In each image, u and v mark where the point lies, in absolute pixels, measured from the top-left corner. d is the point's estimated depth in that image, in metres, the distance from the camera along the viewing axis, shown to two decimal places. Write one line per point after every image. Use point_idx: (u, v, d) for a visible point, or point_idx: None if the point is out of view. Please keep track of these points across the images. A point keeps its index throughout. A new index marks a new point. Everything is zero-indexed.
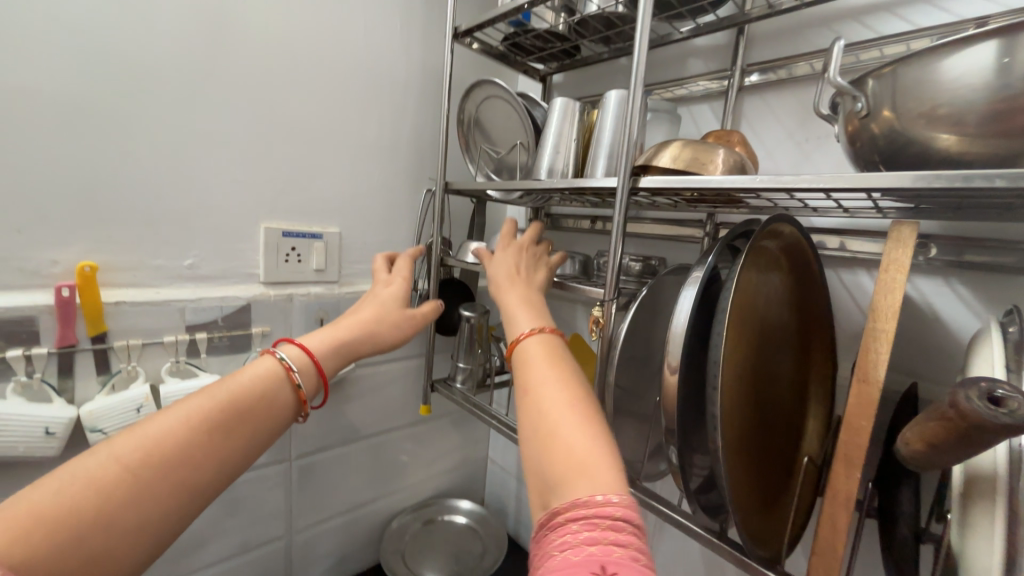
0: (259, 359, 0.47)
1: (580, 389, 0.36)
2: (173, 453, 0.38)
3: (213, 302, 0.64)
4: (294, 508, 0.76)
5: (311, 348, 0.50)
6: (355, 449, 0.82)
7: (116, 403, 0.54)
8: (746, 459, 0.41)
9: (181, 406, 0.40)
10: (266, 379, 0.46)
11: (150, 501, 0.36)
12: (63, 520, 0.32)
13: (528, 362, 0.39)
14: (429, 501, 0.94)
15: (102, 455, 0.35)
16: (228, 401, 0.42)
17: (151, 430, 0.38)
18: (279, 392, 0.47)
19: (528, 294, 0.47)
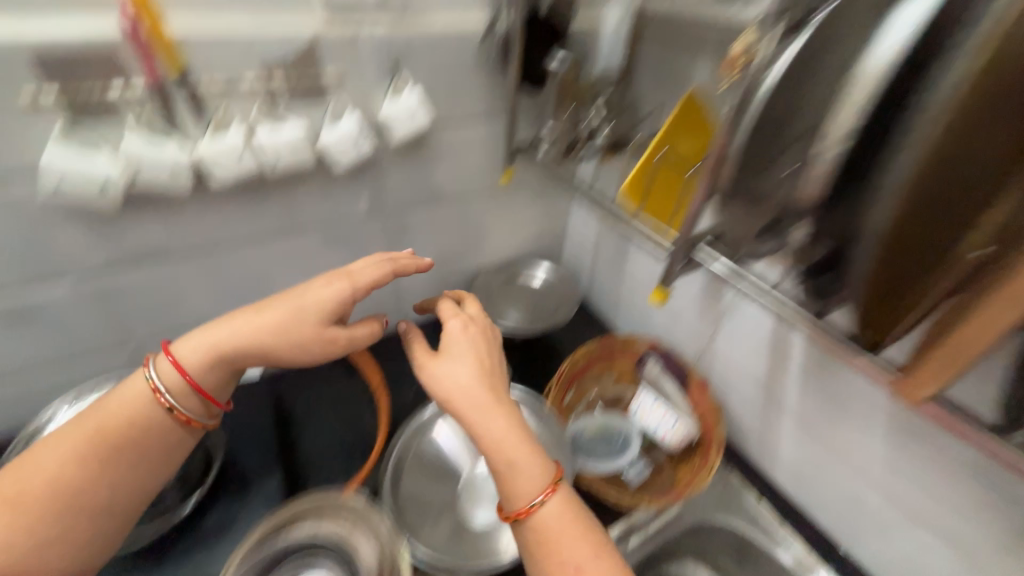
0: (134, 378, 0.53)
1: (589, 530, 0.46)
2: (131, 429, 0.51)
3: (277, 36, 0.58)
4: (394, 255, 0.86)
5: (184, 365, 0.52)
6: (442, 209, 0.86)
7: (221, 145, 0.57)
8: (905, 243, 0.34)
9: (75, 430, 0.50)
10: (131, 404, 0.51)
11: (96, 486, 0.49)
12: (83, 464, 0.48)
13: (547, 533, 0.45)
14: (512, 263, 1.03)
15: (55, 452, 0.48)
16: (100, 437, 0.50)
17: (195, 347, 0.52)
18: (156, 412, 0.52)
19: (505, 429, 0.48)
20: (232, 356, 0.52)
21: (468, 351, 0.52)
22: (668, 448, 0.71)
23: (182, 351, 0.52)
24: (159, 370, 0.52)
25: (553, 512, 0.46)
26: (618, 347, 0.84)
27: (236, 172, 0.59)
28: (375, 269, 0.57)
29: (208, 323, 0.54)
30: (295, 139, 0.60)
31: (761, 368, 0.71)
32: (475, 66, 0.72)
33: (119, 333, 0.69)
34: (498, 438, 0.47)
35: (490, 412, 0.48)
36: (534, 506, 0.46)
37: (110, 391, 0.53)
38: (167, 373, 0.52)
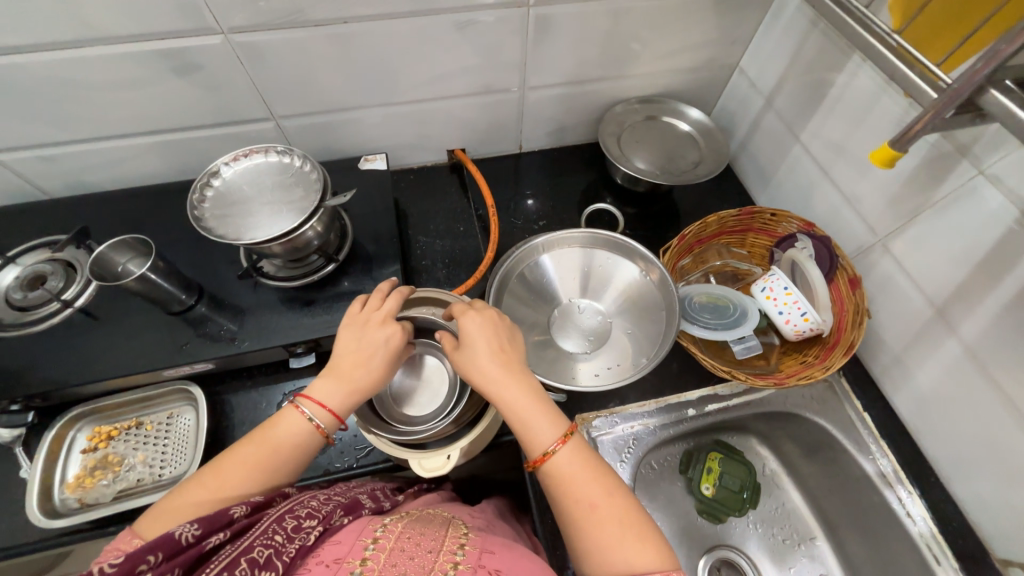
0: (290, 410, 0.47)
1: (603, 475, 0.45)
2: (295, 461, 0.46)
3: None
4: (527, 65, 0.75)
5: (331, 404, 0.47)
6: (595, 9, 0.69)
7: None
8: None
9: (243, 455, 0.44)
10: (295, 431, 0.46)
11: None
12: (262, 471, 0.44)
13: (566, 477, 0.44)
14: (658, 99, 0.87)
15: (209, 478, 0.42)
16: (277, 452, 0.45)
17: (331, 387, 0.47)
18: (305, 443, 0.46)
19: (515, 383, 0.47)
20: (366, 391, 0.48)
21: (480, 327, 0.50)
22: (785, 335, 0.66)
23: (323, 394, 0.47)
24: (316, 409, 0.46)
25: (569, 460, 0.44)
26: (762, 219, 0.72)
27: None
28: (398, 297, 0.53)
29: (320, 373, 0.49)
30: None
31: (947, 281, 0.57)
32: None
33: (263, 106, 0.71)
34: (514, 404, 0.46)
35: (501, 379, 0.47)
36: (550, 452, 0.44)
37: (260, 427, 0.46)
38: (317, 413, 0.46)
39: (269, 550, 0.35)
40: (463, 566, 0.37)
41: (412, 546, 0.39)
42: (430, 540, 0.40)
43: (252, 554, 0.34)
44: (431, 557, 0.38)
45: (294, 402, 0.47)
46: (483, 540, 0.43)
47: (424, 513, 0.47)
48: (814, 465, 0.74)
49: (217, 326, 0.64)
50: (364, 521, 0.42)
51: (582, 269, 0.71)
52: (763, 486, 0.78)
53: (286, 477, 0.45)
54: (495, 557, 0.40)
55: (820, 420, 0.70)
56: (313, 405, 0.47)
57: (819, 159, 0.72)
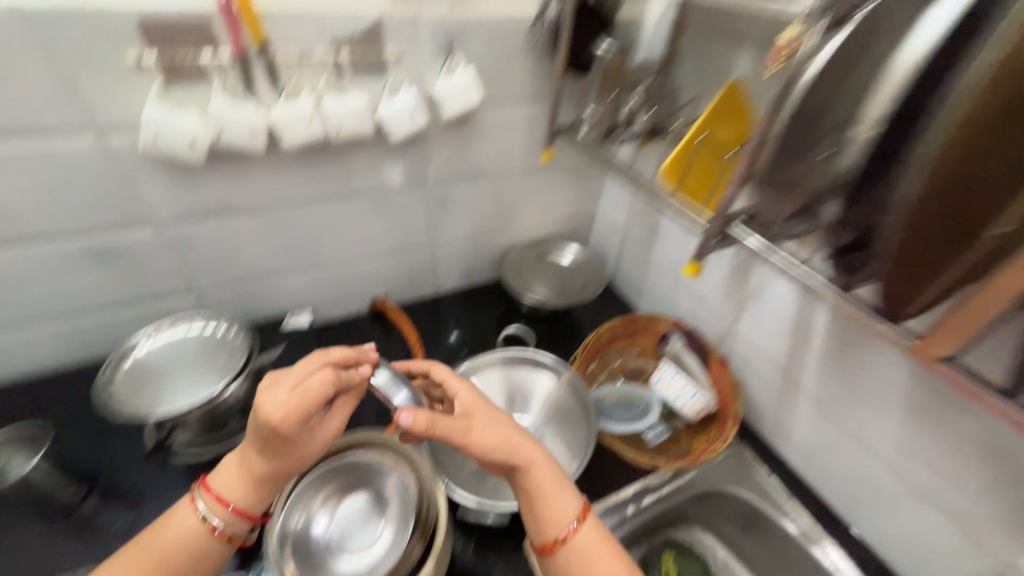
0: (184, 512, 0.48)
1: (615, 545, 0.50)
2: (200, 552, 0.47)
3: (348, 15, 0.62)
4: (433, 228, 0.91)
5: (225, 498, 0.48)
6: (480, 187, 0.90)
7: (294, 113, 0.62)
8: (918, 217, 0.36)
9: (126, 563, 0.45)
10: (184, 537, 0.47)
11: None
12: None
13: (588, 552, 0.49)
14: (543, 242, 1.07)
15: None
16: (160, 561, 0.46)
17: (224, 480, 0.49)
18: (206, 543, 0.48)
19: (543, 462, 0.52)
20: (259, 484, 0.48)
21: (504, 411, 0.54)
22: (687, 417, 0.76)
23: (224, 488, 0.48)
24: (210, 508, 0.48)
25: (590, 534, 0.50)
26: (642, 323, 0.87)
27: (304, 137, 0.65)
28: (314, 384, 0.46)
29: (222, 465, 0.50)
30: (359, 109, 0.66)
31: (779, 352, 0.75)
32: (525, 46, 0.76)
33: (184, 283, 0.76)
34: (541, 484, 0.51)
35: (531, 459, 0.51)
36: (575, 526, 0.50)
37: (152, 526, 0.48)
38: (211, 508, 0.48)
39: None
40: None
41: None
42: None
43: None
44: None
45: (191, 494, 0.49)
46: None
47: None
48: (753, 542, 0.78)
49: (110, 520, 0.57)
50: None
51: (506, 390, 0.78)
52: None
53: None
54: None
55: (741, 492, 0.77)
56: (207, 499, 0.48)
57: (669, 274, 0.93)
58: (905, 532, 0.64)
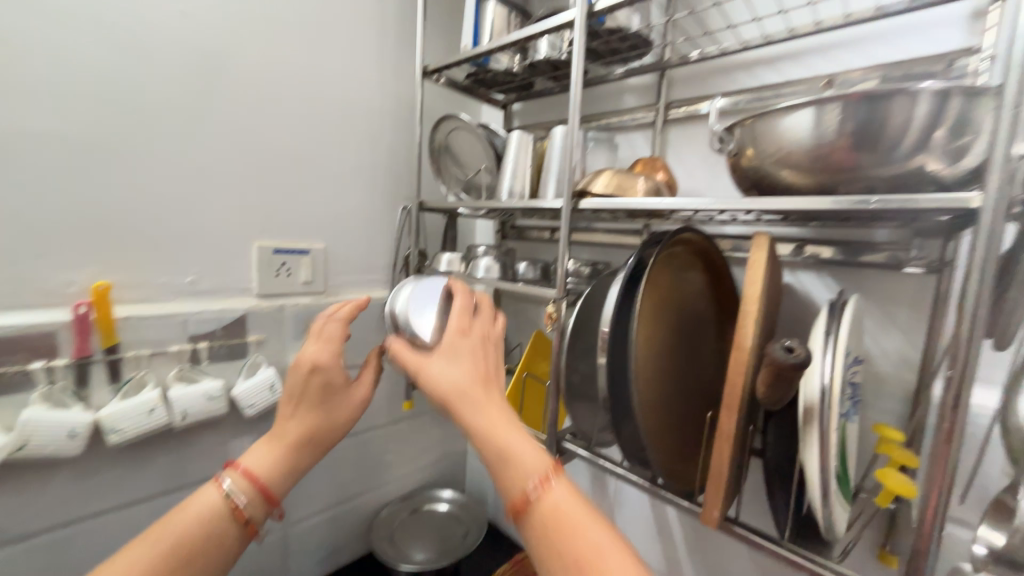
0: (206, 489, 0.48)
1: None
2: (200, 548, 0.44)
3: (212, 315, 0.71)
4: (289, 502, 0.83)
5: (256, 473, 0.50)
6: (344, 446, 0.91)
7: (131, 406, 0.60)
8: (662, 413, 0.51)
9: (153, 534, 0.43)
10: (207, 522, 0.46)
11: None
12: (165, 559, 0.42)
13: (563, 516, 0.36)
14: (415, 493, 1.04)
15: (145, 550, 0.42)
16: (172, 548, 0.43)
17: (262, 461, 0.51)
18: (226, 527, 0.47)
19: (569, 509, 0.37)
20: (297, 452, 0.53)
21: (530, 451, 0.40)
22: None
23: (249, 465, 0.50)
24: (236, 481, 0.48)
25: (561, 497, 0.37)
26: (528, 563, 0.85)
27: (141, 427, 0.61)
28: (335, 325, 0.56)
29: (266, 438, 0.53)
30: (211, 390, 0.67)
31: (653, 553, 0.78)
32: (379, 322, 0.94)
33: None
34: (557, 548, 0.35)
35: (557, 516, 0.36)
36: (531, 493, 0.37)
37: (166, 513, 0.45)
38: (238, 486, 0.48)
39: None
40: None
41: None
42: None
43: None
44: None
45: (221, 479, 0.48)
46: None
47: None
48: None
49: None
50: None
51: None
52: None
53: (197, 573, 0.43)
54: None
55: None
56: (233, 477, 0.49)
57: None
58: None
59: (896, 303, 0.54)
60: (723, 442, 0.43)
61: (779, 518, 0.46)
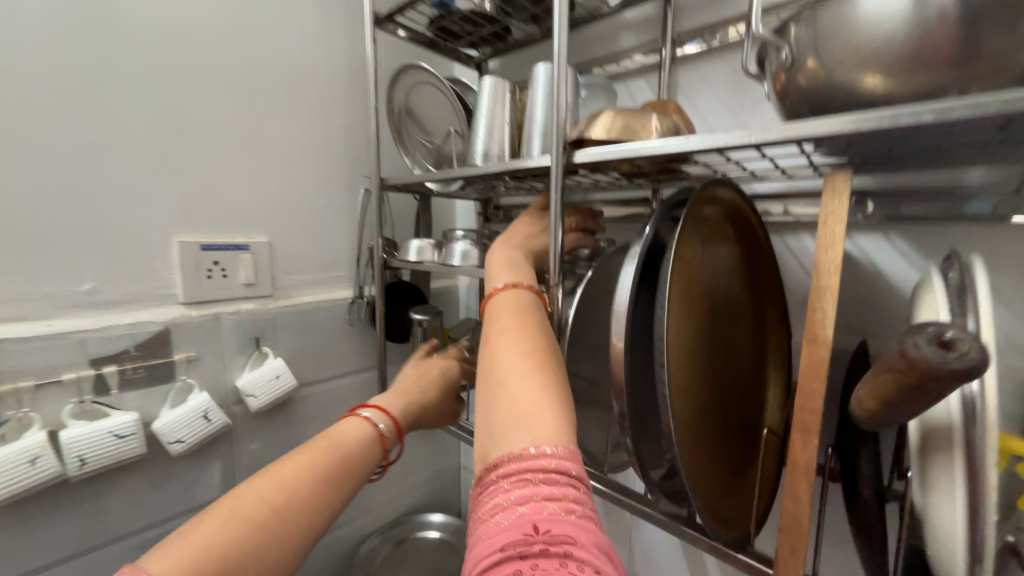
0: (346, 420, 0.50)
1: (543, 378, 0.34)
2: (353, 460, 0.46)
3: (121, 330, 0.57)
4: None
5: (390, 408, 0.52)
6: None
7: (4, 456, 0.46)
8: (699, 436, 0.37)
9: (298, 457, 0.43)
10: (360, 439, 0.48)
11: (295, 495, 0.40)
12: (321, 481, 0.43)
13: (496, 311, 0.41)
14: (400, 520, 0.91)
15: (298, 463, 0.42)
16: (334, 454, 0.45)
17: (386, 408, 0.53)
18: (373, 450, 0.49)
19: (511, 319, 0.39)
20: (418, 401, 0.55)
21: (507, 303, 0.42)
22: None
23: (384, 401, 0.53)
24: (375, 414, 0.51)
25: (508, 303, 0.41)
26: None
27: (19, 483, 0.47)
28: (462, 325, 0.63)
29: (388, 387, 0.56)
30: (122, 426, 0.54)
31: None
32: (345, 327, 0.80)
33: None
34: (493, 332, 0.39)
35: (503, 329, 0.38)
36: (493, 293, 0.44)
37: (334, 426, 0.48)
38: (378, 416, 0.51)
39: None
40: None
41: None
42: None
43: None
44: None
45: (364, 409, 0.52)
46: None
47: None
48: None
49: None
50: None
51: None
52: None
53: (353, 483, 0.45)
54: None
55: None
56: (370, 410, 0.52)
57: None
58: None
59: (997, 268, 0.41)
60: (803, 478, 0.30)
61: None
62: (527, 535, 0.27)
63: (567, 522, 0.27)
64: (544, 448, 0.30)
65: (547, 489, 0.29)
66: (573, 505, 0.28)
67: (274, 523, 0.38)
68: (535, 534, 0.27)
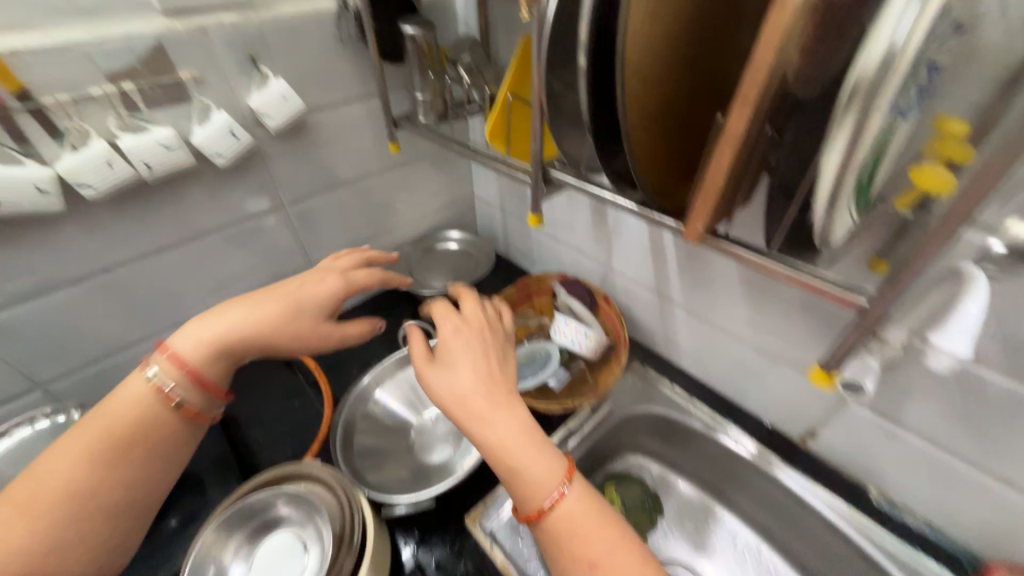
0: (133, 381, 0.58)
1: (637, 552, 0.49)
2: (130, 434, 0.56)
3: (118, 42, 0.57)
4: (306, 245, 0.90)
5: (184, 355, 0.58)
6: (343, 195, 0.90)
7: (85, 158, 0.57)
8: (655, 116, 0.42)
9: (65, 447, 0.54)
10: (136, 404, 0.57)
11: (55, 500, 0.52)
12: (94, 458, 0.54)
13: (571, 526, 0.49)
14: (426, 235, 1.10)
15: (72, 452, 0.53)
16: (105, 432, 0.55)
17: (192, 335, 0.59)
18: (157, 406, 0.58)
19: (588, 505, 0.51)
20: (240, 340, 0.60)
21: (570, 498, 0.50)
22: (586, 356, 0.83)
23: (183, 343, 0.59)
24: (156, 369, 0.58)
25: (570, 504, 0.50)
26: (533, 286, 0.94)
27: (108, 181, 0.59)
28: (333, 276, 0.67)
29: (191, 320, 0.61)
30: (164, 139, 0.61)
31: (645, 272, 0.84)
32: (336, 44, 0.75)
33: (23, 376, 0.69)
34: (572, 531, 0.49)
35: (592, 529, 0.49)
36: (546, 507, 0.50)
37: (106, 397, 0.57)
38: (165, 372, 0.58)
39: None
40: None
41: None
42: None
43: None
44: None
45: (142, 369, 0.58)
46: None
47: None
48: (670, 446, 0.89)
49: None
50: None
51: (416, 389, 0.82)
52: (659, 490, 0.91)
53: (132, 456, 0.57)
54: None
55: (651, 409, 0.86)
56: (157, 366, 0.58)
57: (546, 233, 1.00)
58: (776, 398, 0.76)
59: None
60: (624, 550, 0.49)
61: (769, 227, 0.43)
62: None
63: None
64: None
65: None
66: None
67: (64, 508, 0.52)
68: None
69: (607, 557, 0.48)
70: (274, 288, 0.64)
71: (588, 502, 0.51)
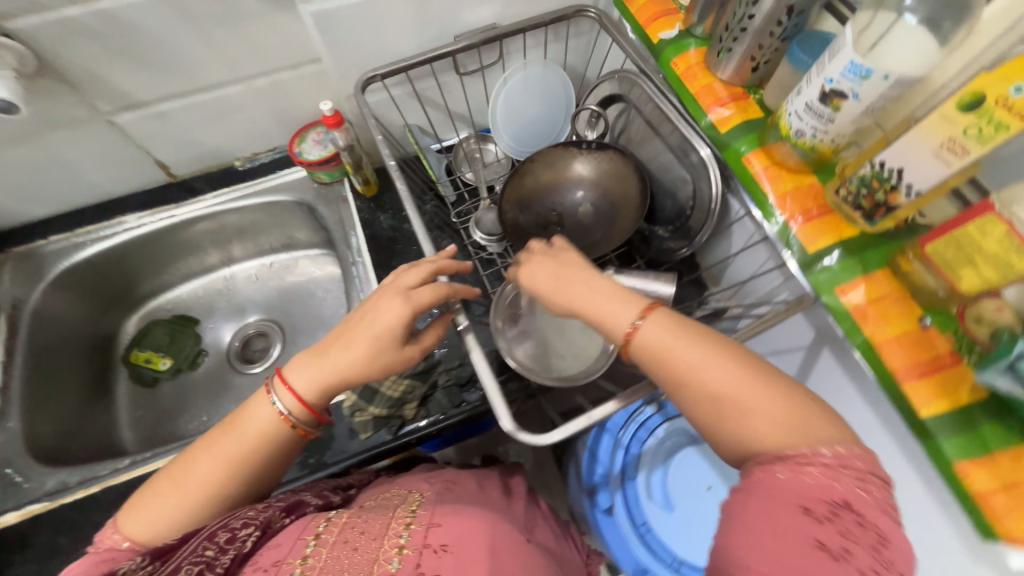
0: (257, 402, 0.49)
1: (793, 403, 0.38)
2: (229, 481, 0.47)
3: None
4: None
5: (301, 394, 0.49)
6: None
7: None
8: None
9: (174, 490, 0.46)
10: (252, 443, 0.48)
11: (186, 503, 0.46)
12: (210, 497, 0.47)
13: (662, 350, 0.42)
14: None
15: (177, 500, 0.46)
16: (210, 493, 0.47)
17: (313, 380, 0.49)
18: (279, 438, 0.49)
19: (701, 336, 0.42)
20: (334, 376, 0.49)
21: (667, 340, 0.42)
22: None
23: (296, 380, 0.49)
24: (283, 397, 0.49)
25: (652, 333, 0.43)
26: None
27: None
28: (427, 288, 0.50)
29: (314, 346, 0.51)
30: None
31: None
32: None
33: None
34: (683, 355, 0.41)
35: (710, 358, 0.40)
36: (636, 330, 0.43)
37: (234, 415, 0.49)
38: (289, 405, 0.49)
39: (200, 565, 0.41)
40: (409, 550, 0.43)
41: (352, 557, 0.43)
42: (376, 526, 0.46)
43: (182, 573, 0.40)
44: (371, 559, 0.43)
45: (268, 388, 0.49)
46: (434, 512, 0.48)
47: (379, 501, 0.53)
48: (132, 277, 0.86)
49: None
50: (305, 522, 0.48)
51: None
52: (181, 312, 0.92)
53: (236, 499, 0.48)
54: (442, 530, 0.45)
55: (55, 274, 0.77)
56: (280, 397, 0.49)
57: None
58: (100, 162, 0.75)
59: None
60: (751, 381, 0.39)
61: None
62: (828, 505, 0.32)
63: (860, 487, 0.33)
64: (828, 450, 0.35)
65: (834, 478, 0.34)
66: (875, 476, 0.35)
67: (213, 501, 0.47)
68: (835, 507, 0.32)
69: (708, 365, 0.40)
70: (360, 315, 0.51)
71: (728, 359, 0.40)
